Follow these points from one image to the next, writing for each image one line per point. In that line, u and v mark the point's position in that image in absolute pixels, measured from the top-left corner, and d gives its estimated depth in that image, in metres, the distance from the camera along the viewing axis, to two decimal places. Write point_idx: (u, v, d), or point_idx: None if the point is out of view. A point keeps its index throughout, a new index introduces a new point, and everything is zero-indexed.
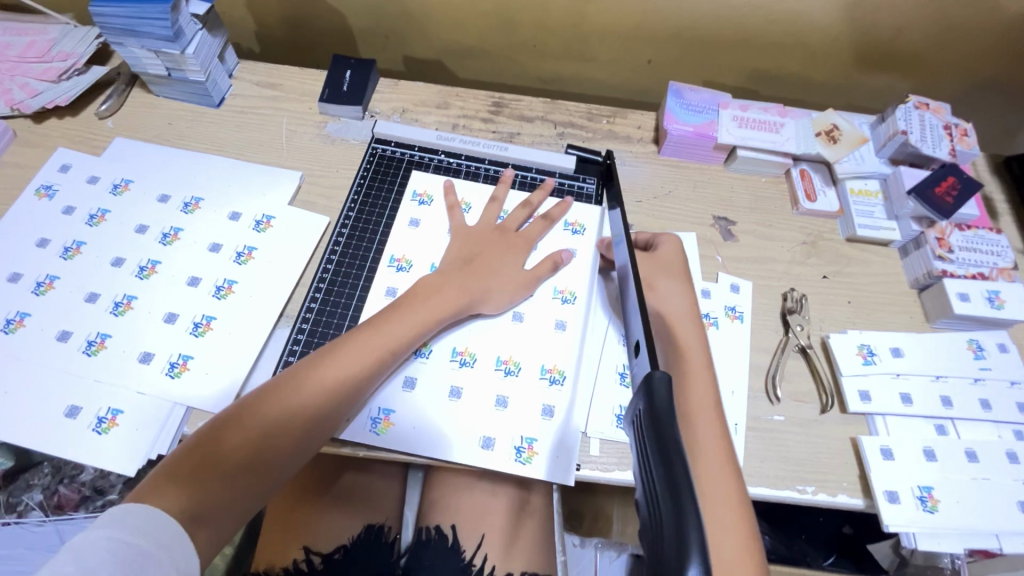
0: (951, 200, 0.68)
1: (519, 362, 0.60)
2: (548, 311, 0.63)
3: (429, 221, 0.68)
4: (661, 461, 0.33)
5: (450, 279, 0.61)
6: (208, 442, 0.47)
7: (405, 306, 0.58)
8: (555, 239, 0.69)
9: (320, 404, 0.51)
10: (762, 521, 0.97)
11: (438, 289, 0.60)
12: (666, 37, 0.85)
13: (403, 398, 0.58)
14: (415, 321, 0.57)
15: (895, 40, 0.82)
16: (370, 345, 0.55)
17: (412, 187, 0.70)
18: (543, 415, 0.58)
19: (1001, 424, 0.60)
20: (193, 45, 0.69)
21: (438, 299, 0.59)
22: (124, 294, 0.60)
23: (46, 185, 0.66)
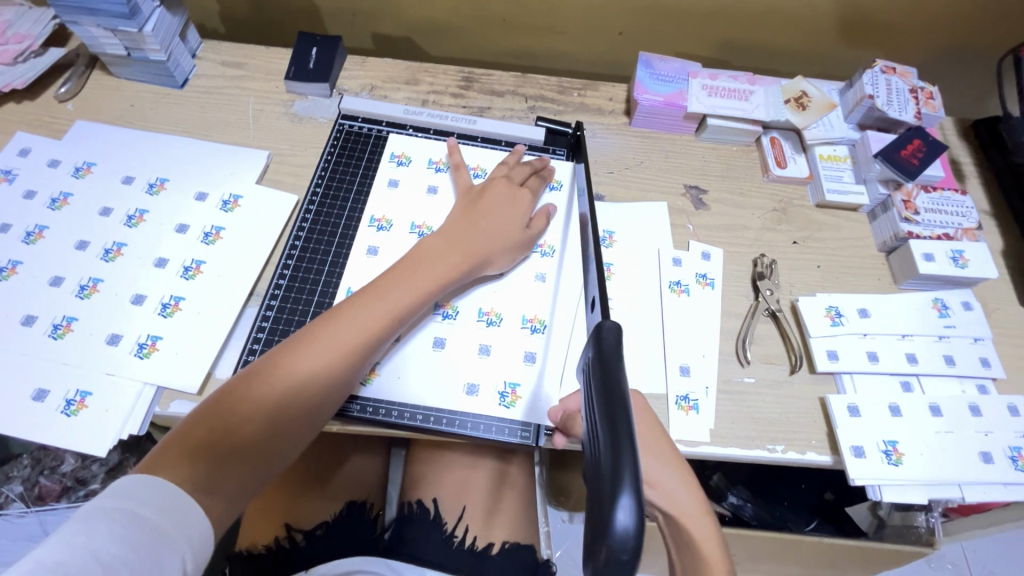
0: (917, 162, 0.69)
1: (503, 313, 0.60)
2: (526, 265, 0.64)
3: (407, 182, 0.68)
4: (603, 396, 0.35)
5: (449, 240, 0.59)
6: (216, 413, 0.46)
7: (408, 270, 0.56)
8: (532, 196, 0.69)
9: (328, 372, 0.50)
10: (744, 489, 0.96)
11: (438, 250, 0.58)
12: (635, 8, 0.84)
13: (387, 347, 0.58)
14: (418, 285, 0.55)
15: (862, 8, 0.83)
16: (373, 311, 0.53)
17: (390, 149, 0.70)
18: (526, 360, 0.58)
19: (965, 378, 0.62)
20: (151, 23, 0.67)
21: (440, 261, 0.57)
22: (90, 278, 0.60)
23: (5, 170, 0.65)
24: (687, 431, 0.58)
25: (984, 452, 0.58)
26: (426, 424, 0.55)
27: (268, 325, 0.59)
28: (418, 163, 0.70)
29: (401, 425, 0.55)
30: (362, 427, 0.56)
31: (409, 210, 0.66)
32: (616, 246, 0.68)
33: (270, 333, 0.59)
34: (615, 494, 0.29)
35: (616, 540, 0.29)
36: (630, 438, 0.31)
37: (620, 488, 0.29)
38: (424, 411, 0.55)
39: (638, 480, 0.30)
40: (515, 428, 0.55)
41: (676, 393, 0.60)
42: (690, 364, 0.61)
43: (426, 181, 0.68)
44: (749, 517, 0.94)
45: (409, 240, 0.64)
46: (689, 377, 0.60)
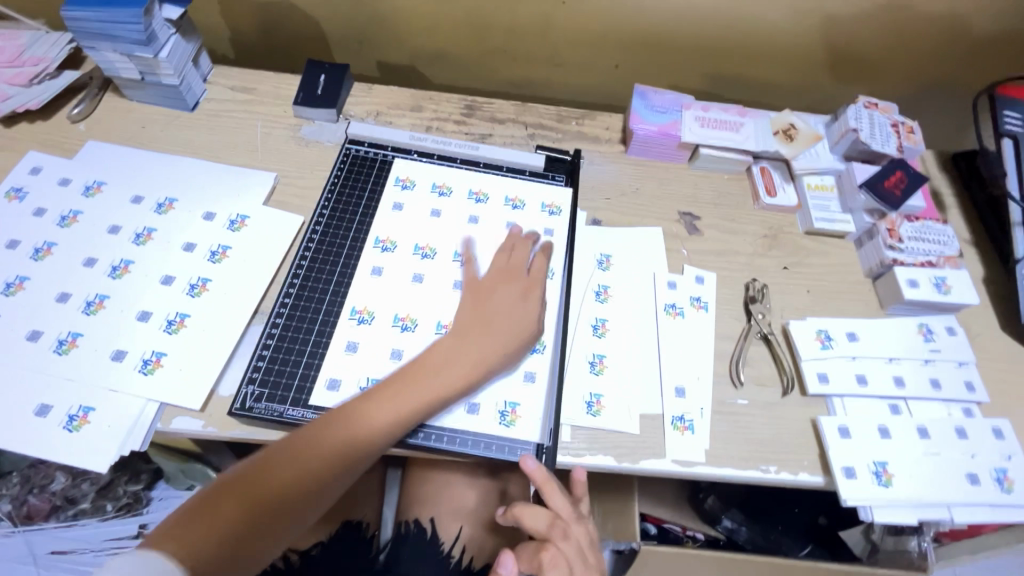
0: (900, 192, 0.73)
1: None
2: None
3: (412, 205, 0.70)
4: None
5: (491, 314, 0.60)
6: (262, 469, 0.48)
7: (455, 347, 0.57)
8: (529, 219, 0.70)
9: (366, 443, 0.52)
10: (738, 513, 0.95)
11: (477, 323, 0.59)
12: (631, 43, 0.88)
13: (391, 366, 0.59)
14: (464, 363, 0.56)
15: (845, 47, 0.87)
16: (418, 389, 0.54)
17: (395, 173, 0.73)
18: (526, 379, 0.60)
19: (951, 402, 0.64)
20: (167, 49, 0.70)
21: (483, 339, 0.58)
22: (96, 294, 0.60)
23: (16, 187, 0.67)
24: (682, 451, 0.59)
25: (970, 474, 0.59)
26: (426, 442, 0.56)
27: (272, 342, 0.60)
28: (422, 187, 0.72)
29: (402, 443, 0.56)
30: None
31: (412, 231, 0.68)
32: (613, 270, 0.70)
33: (274, 352, 0.59)
34: None
35: None
36: None
37: None
38: (425, 429, 0.56)
39: None
40: (515, 446, 0.57)
41: (671, 413, 0.61)
42: (684, 385, 0.63)
43: (430, 205, 0.70)
44: (743, 541, 0.95)
45: (413, 261, 0.66)
46: (684, 398, 0.62)
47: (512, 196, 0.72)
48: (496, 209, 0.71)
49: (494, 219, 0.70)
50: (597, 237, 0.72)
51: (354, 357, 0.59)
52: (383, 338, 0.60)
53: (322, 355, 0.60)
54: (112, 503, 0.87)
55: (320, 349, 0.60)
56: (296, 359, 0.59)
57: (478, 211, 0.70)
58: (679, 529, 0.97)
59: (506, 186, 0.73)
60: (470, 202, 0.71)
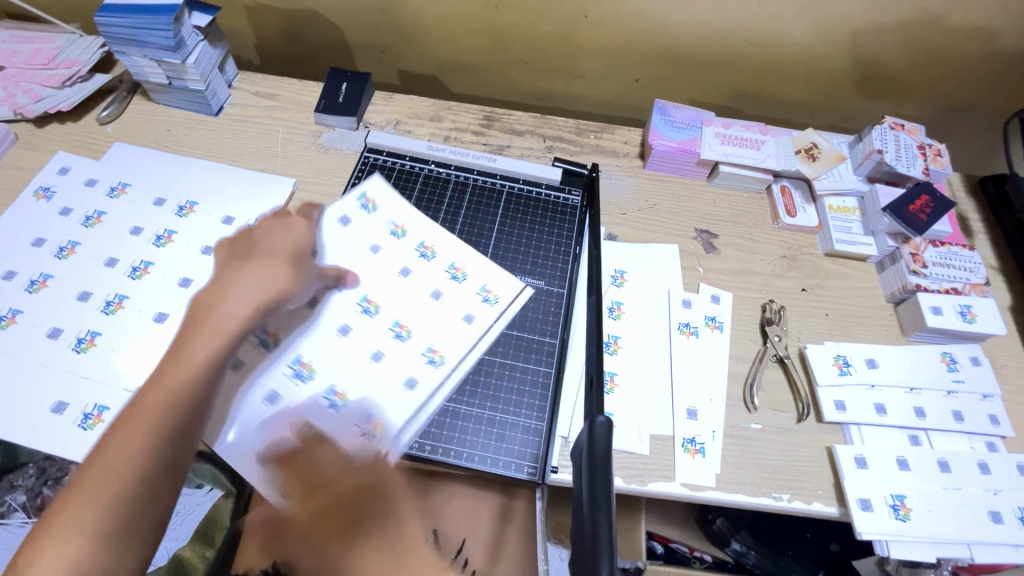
0: (926, 218, 0.71)
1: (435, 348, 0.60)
2: (456, 305, 0.63)
3: (360, 222, 0.68)
4: (591, 495, 0.36)
5: (258, 271, 0.53)
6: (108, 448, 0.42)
7: (215, 298, 0.50)
8: (461, 248, 0.67)
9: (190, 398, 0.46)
10: (747, 536, 0.93)
11: (256, 284, 0.52)
12: (652, 57, 0.88)
13: (286, 368, 0.57)
14: (253, 290, 0.51)
15: (872, 65, 0.86)
16: (212, 322, 0.49)
17: (362, 188, 0.70)
18: (408, 385, 0.58)
19: (974, 435, 0.62)
20: (194, 55, 0.71)
21: (237, 291, 0.51)
22: (116, 294, 0.62)
23: (45, 187, 0.68)
24: (693, 474, 0.58)
25: (992, 512, 0.57)
26: (433, 454, 0.57)
27: None
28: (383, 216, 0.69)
29: (409, 455, 0.57)
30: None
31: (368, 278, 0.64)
32: (626, 286, 0.69)
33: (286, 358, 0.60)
34: None
35: None
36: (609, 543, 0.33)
37: None
38: (433, 443, 0.57)
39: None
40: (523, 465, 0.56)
41: (682, 435, 0.60)
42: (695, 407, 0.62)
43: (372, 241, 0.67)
44: (752, 566, 0.92)
45: (410, 256, 0.66)
46: (696, 421, 0.61)
47: (456, 265, 0.66)
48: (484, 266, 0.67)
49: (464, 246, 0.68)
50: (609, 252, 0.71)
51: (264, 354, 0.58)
52: (293, 345, 0.59)
53: None
54: None
55: None
56: None
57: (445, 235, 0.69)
58: (686, 549, 0.95)
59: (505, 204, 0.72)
60: (415, 253, 0.66)
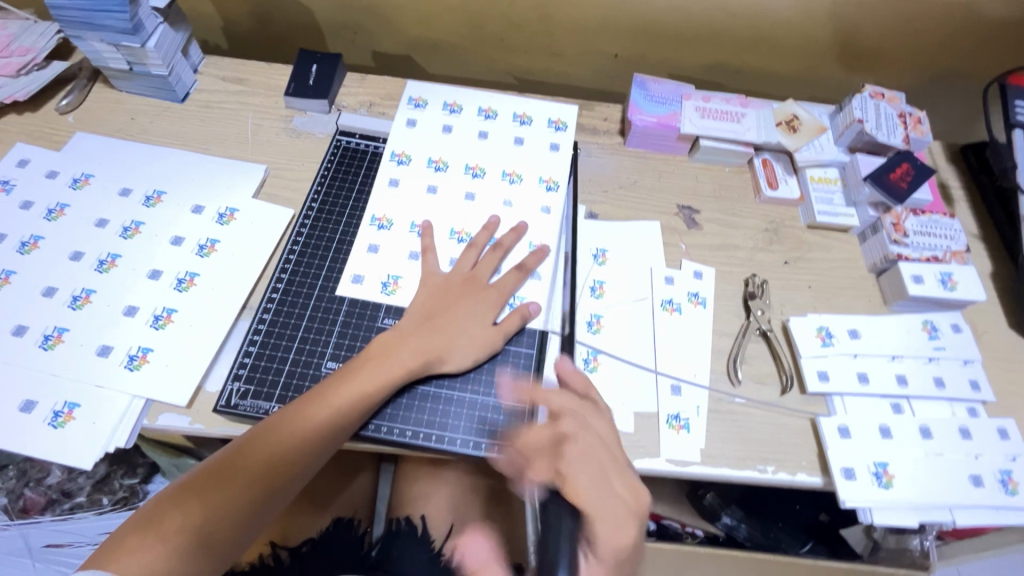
0: (906, 185, 0.70)
1: (524, 296, 0.62)
2: (533, 198, 0.68)
3: (425, 121, 0.72)
4: None
5: (456, 282, 0.61)
6: (235, 457, 0.50)
7: (429, 328, 0.58)
8: (517, 102, 0.75)
9: (326, 436, 0.52)
10: (739, 509, 0.94)
11: (447, 295, 0.60)
12: (630, 32, 0.86)
13: (409, 264, 0.63)
14: (468, 314, 0.59)
15: (852, 35, 0.84)
16: (383, 368, 0.55)
17: (408, 93, 0.74)
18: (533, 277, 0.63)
19: (955, 401, 0.62)
20: (154, 38, 0.69)
21: (458, 309, 0.59)
22: (83, 289, 0.60)
23: (3, 180, 0.66)
24: (677, 450, 0.58)
25: (973, 476, 0.58)
26: (415, 441, 0.55)
27: (260, 337, 0.59)
28: (435, 106, 0.74)
29: (390, 442, 0.55)
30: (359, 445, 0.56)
31: (459, 151, 0.70)
32: (610, 264, 0.68)
33: (262, 347, 0.58)
34: None
35: None
36: None
37: None
38: (413, 429, 0.56)
39: None
40: (505, 447, 0.56)
41: (667, 411, 0.60)
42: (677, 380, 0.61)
43: (426, 181, 0.68)
44: (743, 539, 0.92)
45: (427, 174, 0.68)
46: (679, 397, 0.61)
47: (509, 170, 0.69)
48: (530, 191, 0.68)
49: (504, 134, 0.72)
50: (588, 228, 0.71)
51: (374, 257, 0.63)
52: (403, 239, 0.64)
53: (309, 352, 0.59)
54: (109, 497, 0.88)
55: (314, 333, 0.60)
56: (282, 358, 0.58)
57: (457, 121, 0.73)
58: (678, 525, 0.96)
59: (516, 104, 0.75)
60: (430, 171, 0.69)
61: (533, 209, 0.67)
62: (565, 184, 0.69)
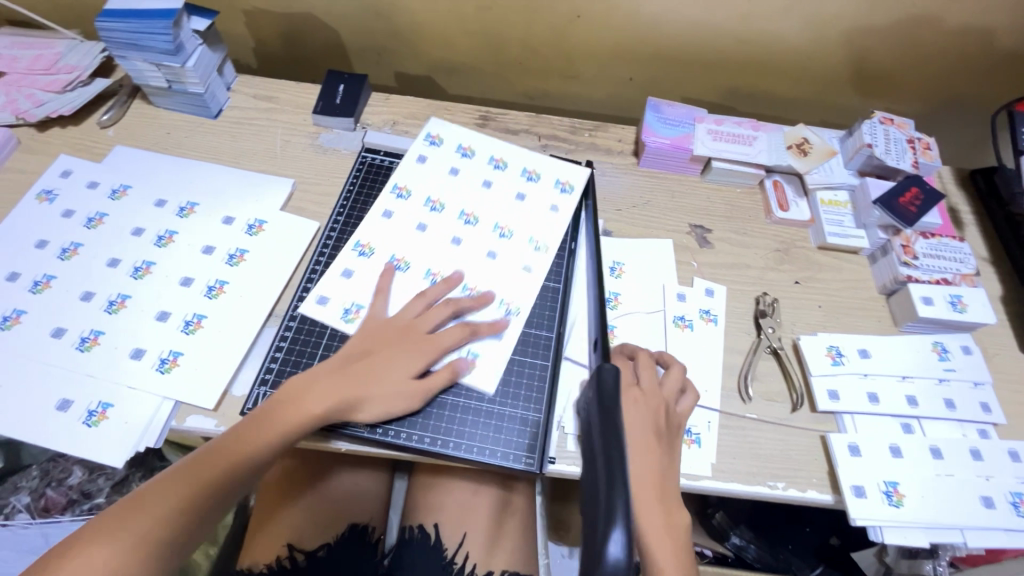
0: (915, 209, 0.71)
1: (476, 351, 0.61)
2: (541, 230, 0.70)
3: (435, 157, 0.75)
4: (603, 432, 0.40)
5: (396, 328, 0.60)
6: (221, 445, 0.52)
7: (368, 371, 0.57)
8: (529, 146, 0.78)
9: (288, 439, 0.53)
10: (746, 529, 0.95)
11: (380, 340, 0.59)
12: (646, 57, 0.89)
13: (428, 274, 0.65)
14: (390, 362, 0.57)
15: (862, 62, 0.87)
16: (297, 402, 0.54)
17: (427, 128, 0.77)
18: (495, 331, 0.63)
19: (966, 422, 0.63)
20: (193, 58, 0.72)
21: (388, 357, 0.58)
22: (119, 294, 0.62)
23: (47, 190, 0.69)
24: (689, 464, 0.59)
25: (984, 497, 0.58)
26: (433, 447, 0.57)
27: (286, 343, 0.61)
28: (450, 142, 0.77)
29: (408, 448, 0.57)
30: (334, 443, 0.57)
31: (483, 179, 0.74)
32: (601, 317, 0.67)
33: (287, 353, 0.60)
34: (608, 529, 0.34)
35: (609, 569, 0.33)
36: (624, 484, 0.36)
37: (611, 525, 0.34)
38: (432, 435, 0.57)
39: (627, 515, 0.35)
40: (520, 456, 0.57)
41: None
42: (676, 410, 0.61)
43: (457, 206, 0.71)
44: (752, 559, 0.94)
45: (452, 195, 0.72)
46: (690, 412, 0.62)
47: (501, 224, 0.70)
48: (518, 247, 0.69)
49: (509, 187, 0.73)
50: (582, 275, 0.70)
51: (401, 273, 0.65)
52: (429, 247, 0.67)
53: None
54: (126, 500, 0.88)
55: (333, 343, 0.61)
56: (307, 363, 0.60)
57: (466, 164, 0.75)
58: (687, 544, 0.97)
59: (526, 158, 0.76)
60: (426, 210, 0.70)
61: (515, 266, 0.67)
62: (554, 245, 0.69)
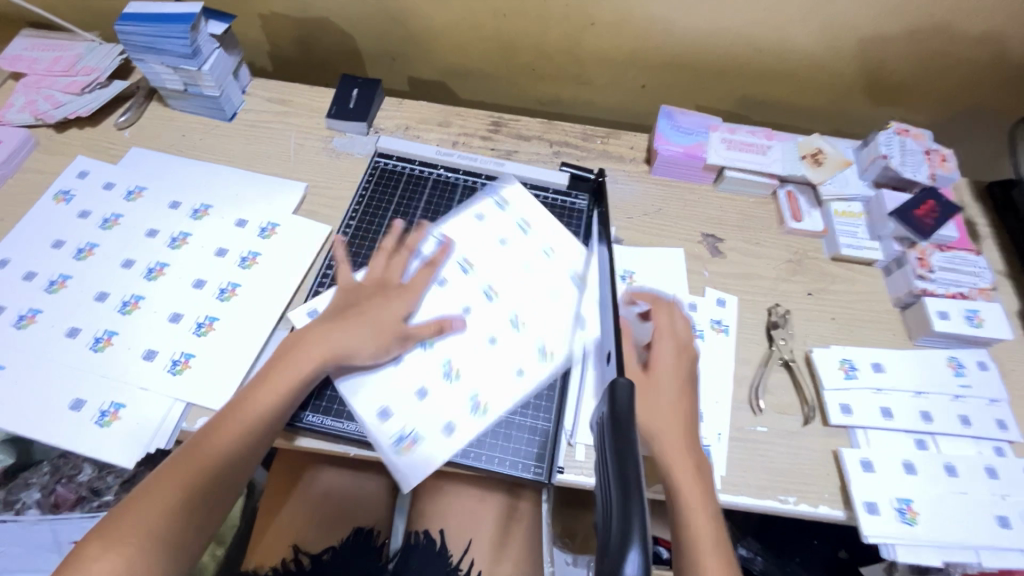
0: (931, 222, 0.71)
1: (418, 433, 0.56)
2: (537, 284, 0.67)
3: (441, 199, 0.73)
4: (617, 451, 0.39)
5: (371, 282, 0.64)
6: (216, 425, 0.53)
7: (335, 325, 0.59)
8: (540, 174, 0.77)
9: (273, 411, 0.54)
10: (754, 541, 0.94)
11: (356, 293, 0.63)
12: (659, 64, 0.89)
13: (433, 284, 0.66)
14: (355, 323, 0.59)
15: (877, 72, 0.86)
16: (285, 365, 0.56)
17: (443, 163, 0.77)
18: (445, 428, 0.57)
19: (981, 439, 0.62)
20: (210, 62, 0.73)
21: (361, 307, 0.61)
22: (132, 295, 0.63)
23: (64, 190, 0.70)
24: None
25: (1000, 516, 0.57)
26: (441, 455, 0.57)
27: None
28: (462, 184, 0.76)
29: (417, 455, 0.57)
30: (342, 447, 0.58)
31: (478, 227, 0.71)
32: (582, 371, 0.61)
33: None
34: (625, 554, 0.33)
35: None
36: (640, 505, 0.35)
37: (629, 549, 0.33)
38: None
39: (644, 540, 0.34)
40: (529, 465, 0.57)
41: None
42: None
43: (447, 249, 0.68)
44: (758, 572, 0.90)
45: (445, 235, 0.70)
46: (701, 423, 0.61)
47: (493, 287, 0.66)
48: (493, 317, 0.64)
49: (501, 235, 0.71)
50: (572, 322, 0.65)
51: None
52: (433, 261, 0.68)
53: None
54: None
55: None
56: None
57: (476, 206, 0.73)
58: None
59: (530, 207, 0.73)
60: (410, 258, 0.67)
61: (480, 337, 0.62)
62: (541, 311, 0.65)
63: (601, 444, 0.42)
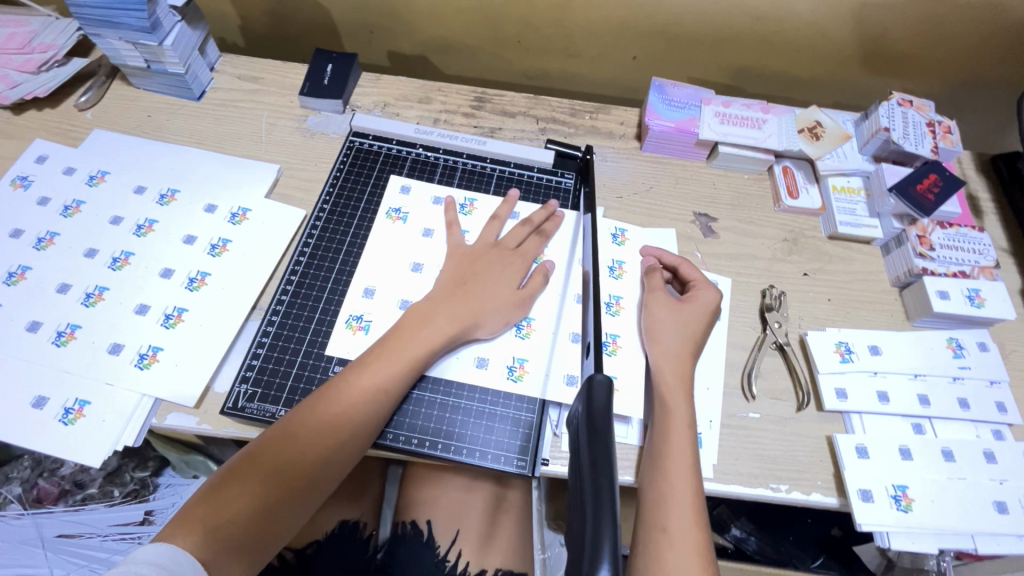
0: (933, 198, 0.67)
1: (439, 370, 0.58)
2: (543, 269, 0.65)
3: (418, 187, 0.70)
4: (594, 455, 0.39)
5: (483, 251, 0.63)
6: (282, 439, 0.50)
7: (413, 327, 0.56)
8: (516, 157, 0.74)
9: (347, 423, 0.51)
10: (746, 521, 0.93)
11: (468, 261, 0.62)
12: (650, 34, 0.85)
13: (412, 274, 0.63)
14: (460, 312, 0.57)
15: (879, 40, 0.82)
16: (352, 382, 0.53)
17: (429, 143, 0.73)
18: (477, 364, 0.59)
19: (980, 422, 0.60)
20: (171, 37, 0.69)
21: (485, 276, 0.61)
22: (96, 286, 0.60)
23: (22, 176, 0.66)
24: None
25: (998, 502, 0.56)
26: (421, 449, 0.55)
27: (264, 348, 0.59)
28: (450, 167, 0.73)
29: (397, 450, 0.55)
30: None
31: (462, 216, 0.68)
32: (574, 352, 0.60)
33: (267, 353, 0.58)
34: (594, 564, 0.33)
35: None
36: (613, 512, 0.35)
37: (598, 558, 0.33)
38: (420, 436, 0.55)
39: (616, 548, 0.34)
40: (511, 458, 0.55)
41: None
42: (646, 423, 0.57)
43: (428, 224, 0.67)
44: (753, 551, 0.90)
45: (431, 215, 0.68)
46: None
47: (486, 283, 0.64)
48: None
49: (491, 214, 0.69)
50: (555, 309, 0.63)
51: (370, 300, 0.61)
52: (411, 250, 0.65)
53: (317, 356, 0.59)
54: (120, 489, 0.88)
55: (320, 338, 0.60)
56: (290, 360, 0.58)
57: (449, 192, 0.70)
58: None
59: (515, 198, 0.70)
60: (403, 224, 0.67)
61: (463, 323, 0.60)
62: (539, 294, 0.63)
63: (575, 446, 0.43)
